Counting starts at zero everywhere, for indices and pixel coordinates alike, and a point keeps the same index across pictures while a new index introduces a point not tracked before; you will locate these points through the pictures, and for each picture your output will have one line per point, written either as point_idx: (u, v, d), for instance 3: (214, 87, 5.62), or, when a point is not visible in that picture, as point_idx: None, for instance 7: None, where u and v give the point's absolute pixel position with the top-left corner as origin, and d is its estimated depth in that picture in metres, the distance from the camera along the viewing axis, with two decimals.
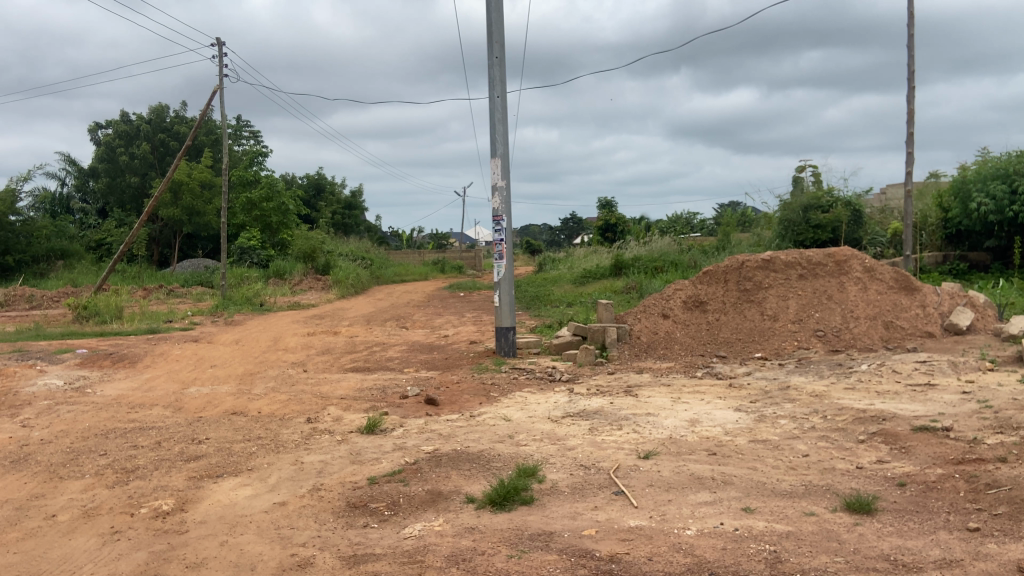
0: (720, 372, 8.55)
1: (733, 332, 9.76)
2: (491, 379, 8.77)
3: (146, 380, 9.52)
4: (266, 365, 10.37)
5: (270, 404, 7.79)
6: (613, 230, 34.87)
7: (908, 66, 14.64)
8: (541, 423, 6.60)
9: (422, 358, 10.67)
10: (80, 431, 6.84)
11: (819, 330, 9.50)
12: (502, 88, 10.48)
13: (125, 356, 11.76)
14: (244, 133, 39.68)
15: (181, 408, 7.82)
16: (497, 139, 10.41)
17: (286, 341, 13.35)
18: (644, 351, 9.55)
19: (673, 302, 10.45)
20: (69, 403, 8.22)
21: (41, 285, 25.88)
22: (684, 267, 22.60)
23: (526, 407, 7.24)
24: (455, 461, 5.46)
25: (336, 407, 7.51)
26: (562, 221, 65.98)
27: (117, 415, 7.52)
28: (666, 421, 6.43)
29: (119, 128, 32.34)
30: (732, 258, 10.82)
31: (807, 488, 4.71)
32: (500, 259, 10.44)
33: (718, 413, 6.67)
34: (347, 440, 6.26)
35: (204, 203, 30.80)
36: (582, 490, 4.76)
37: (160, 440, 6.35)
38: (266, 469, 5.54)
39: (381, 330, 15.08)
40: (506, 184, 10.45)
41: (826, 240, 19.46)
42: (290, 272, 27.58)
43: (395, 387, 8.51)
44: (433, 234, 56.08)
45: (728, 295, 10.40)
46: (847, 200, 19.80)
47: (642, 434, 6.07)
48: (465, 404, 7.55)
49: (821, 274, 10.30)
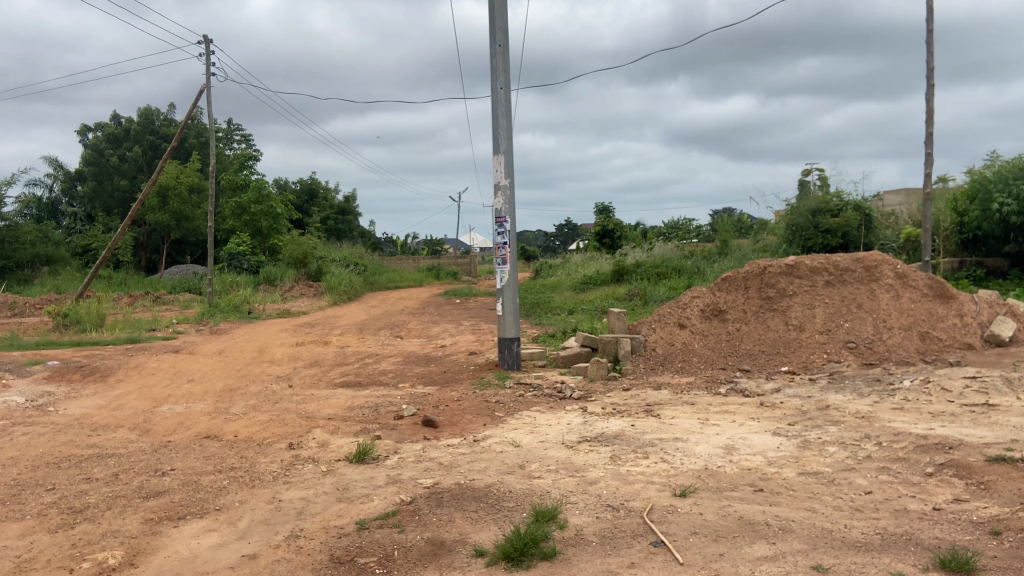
0: (746, 389, 7.76)
1: (756, 343, 9.00)
2: (493, 396, 7.95)
3: (117, 397, 8.69)
4: (248, 380, 9.54)
5: (250, 425, 6.98)
6: (611, 236, 33.98)
7: (927, 64, 13.93)
8: (555, 451, 5.80)
9: (419, 371, 9.86)
10: (32, 459, 6.00)
11: (850, 342, 8.72)
12: (505, 78, 9.70)
13: (97, 368, 10.92)
14: (235, 136, 38.92)
15: (150, 430, 7.00)
16: (500, 134, 9.65)
17: (273, 352, 12.51)
18: (660, 365, 8.77)
19: (690, 311, 9.70)
20: (26, 423, 7.38)
21: (25, 292, 25.03)
22: (688, 273, 21.84)
23: (536, 430, 6.43)
24: (458, 499, 4.66)
25: (323, 429, 6.69)
26: (557, 227, 65.58)
27: (77, 438, 6.68)
28: (699, 449, 5.63)
29: (107, 130, 31.42)
30: (753, 264, 10.10)
31: (884, 539, 3.94)
32: (502, 264, 9.65)
33: (756, 438, 5.88)
34: (333, 472, 5.44)
35: (193, 207, 30.01)
36: (615, 540, 3.96)
37: (118, 472, 5.53)
38: (236, 510, 4.71)
39: (375, 339, 14.25)
40: (510, 182, 9.68)
41: (835, 245, 18.76)
42: (281, 279, 26.75)
43: (389, 406, 7.69)
44: (428, 241, 55.34)
45: (749, 304, 9.64)
46: (856, 205, 19.08)
47: (674, 464, 5.28)
48: (467, 426, 6.74)
49: (849, 281, 9.54)
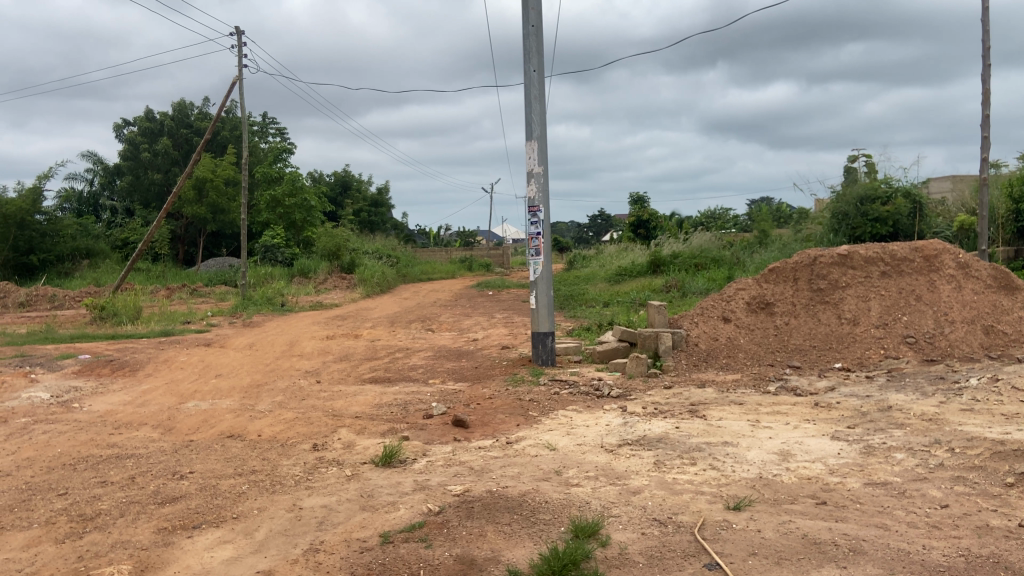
0: (797, 387, 7.29)
1: (806, 338, 8.50)
2: (527, 394, 7.56)
3: (143, 393, 8.48)
4: (276, 375, 9.28)
5: (274, 424, 6.69)
6: (646, 226, 32.85)
7: (984, 42, 13.17)
8: (593, 455, 5.40)
9: (450, 367, 9.52)
10: (48, 460, 5.77)
11: (908, 337, 8.18)
12: (539, 61, 9.29)
13: (127, 363, 10.76)
14: (270, 130, 38.98)
15: (173, 429, 6.76)
16: (533, 119, 9.24)
17: (303, 345, 12.29)
18: (704, 361, 8.31)
19: (735, 303, 9.20)
20: (49, 421, 7.18)
21: (66, 285, 25.30)
22: (727, 264, 21.22)
23: (573, 432, 6.04)
24: (491, 510, 4.30)
25: (349, 429, 6.38)
26: (590, 219, 65.07)
27: (97, 437, 6.46)
28: (752, 455, 5.20)
29: (143, 125, 31.56)
30: (802, 254, 9.58)
31: (969, 562, 3.49)
32: (536, 256, 9.23)
33: (813, 443, 5.45)
34: (358, 477, 5.11)
35: (228, 200, 30.13)
36: (664, 562, 3.57)
37: (135, 475, 5.25)
38: (254, 519, 4.41)
39: (406, 332, 13.97)
40: (543, 170, 9.27)
41: (884, 234, 18.02)
42: (315, 271, 26.65)
43: (419, 403, 7.35)
44: (461, 233, 55.02)
45: (799, 296, 9.13)
46: (905, 191, 18.32)
47: (725, 472, 4.86)
48: (500, 426, 6.38)
49: (907, 272, 8.97)
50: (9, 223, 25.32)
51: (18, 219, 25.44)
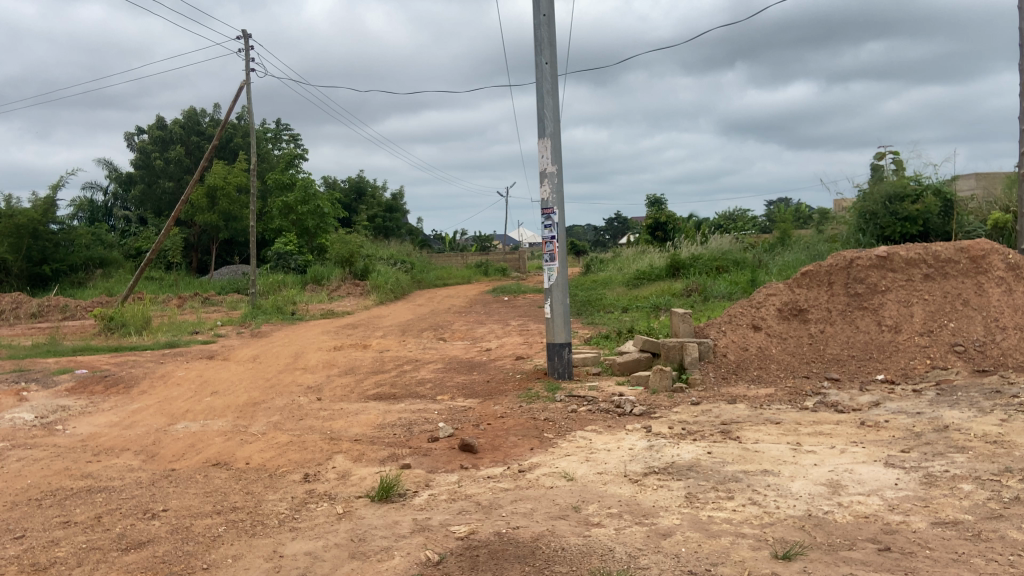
0: (838, 403, 6.63)
1: (844, 347, 7.85)
2: (542, 412, 6.95)
3: (132, 413, 7.95)
4: (275, 391, 8.74)
5: (264, 450, 6.12)
6: (663, 229, 32.12)
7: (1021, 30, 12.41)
8: (616, 486, 4.79)
9: (460, 381, 8.92)
10: (14, 494, 5.22)
11: (957, 345, 7.49)
12: (551, 52, 8.71)
13: (123, 378, 10.27)
14: (283, 135, 38.70)
15: (157, 455, 6.22)
16: (546, 114, 8.65)
17: (308, 358, 11.75)
18: (733, 373, 7.66)
19: (765, 310, 8.56)
20: (26, 446, 6.66)
21: (78, 295, 25.01)
22: (750, 266, 20.52)
23: (592, 458, 5.41)
24: (498, 559, 3.71)
25: (345, 456, 5.79)
26: (607, 221, 64.54)
27: (73, 466, 5.92)
28: (796, 486, 4.56)
29: (154, 133, 31.27)
30: (837, 256, 8.92)
31: None
32: (551, 261, 8.60)
33: (865, 471, 4.81)
34: (350, 515, 4.52)
35: (240, 207, 29.80)
36: None
37: (102, 514, 4.70)
38: (227, 570, 3.83)
39: (417, 342, 13.42)
40: (558, 169, 8.66)
41: (915, 233, 17.30)
42: (328, 278, 26.14)
43: (425, 424, 6.76)
44: (477, 238, 54.49)
45: (835, 302, 8.46)
46: (935, 189, 17.57)
47: (769, 509, 4.24)
48: (512, 451, 5.77)
49: (953, 274, 8.28)
50: (21, 234, 25.00)
51: (30, 229, 25.11)
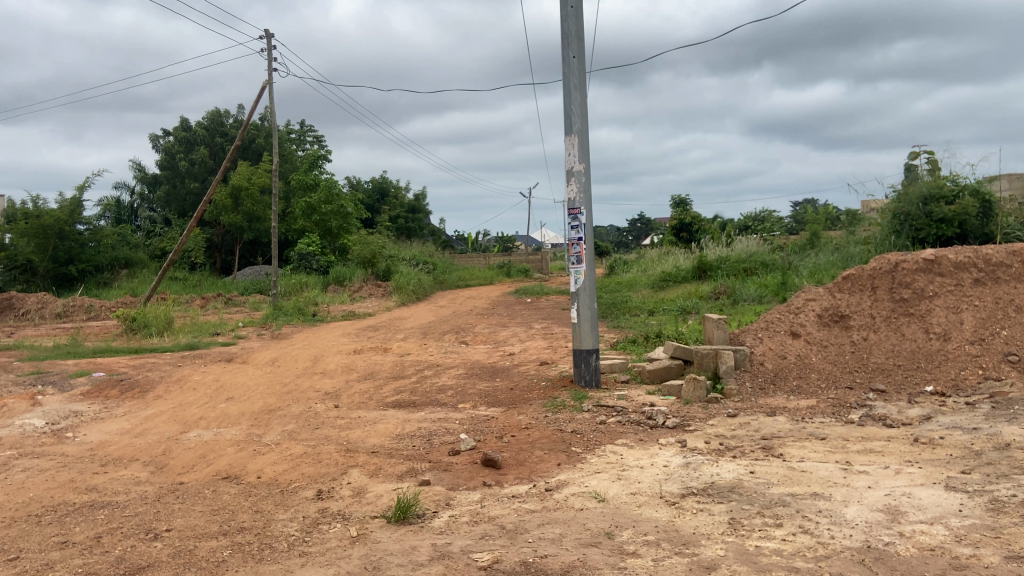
0: (886, 417, 6.20)
1: (889, 356, 7.41)
2: (569, 424, 6.58)
3: (145, 419, 7.71)
4: (292, 397, 8.46)
5: (277, 463, 5.81)
6: (688, 230, 31.61)
7: None
8: (652, 509, 4.43)
9: (482, 388, 8.58)
10: (14, 510, 4.95)
11: (1011, 354, 7.01)
12: (578, 46, 8.35)
13: (138, 382, 10.02)
14: (307, 137, 38.65)
15: (166, 466, 5.95)
16: (573, 110, 8.29)
17: (328, 362, 11.46)
18: (771, 383, 7.25)
19: (804, 316, 8.13)
20: (33, 455, 6.43)
21: (103, 295, 25.03)
22: (779, 268, 19.99)
23: (624, 477, 5.04)
24: None
25: (361, 470, 5.47)
26: (630, 222, 64.05)
27: (78, 478, 5.65)
28: (851, 513, 4.16)
29: (178, 134, 31.28)
30: (880, 259, 8.47)
31: None
32: (578, 264, 8.24)
33: (925, 496, 4.39)
34: (364, 539, 4.19)
35: (264, 208, 29.71)
36: None
37: (102, 533, 4.42)
38: None
39: (438, 346, 13.08)
40: (585, 167, 8.30)
41: (951, 236, 16.71)
42: (350, 279, 25.92)
43: (445, 436, 6.42)
44: (498, 239, 54.18)
45: (878, 307, 8.01)
46: (974, 189, 16.91)
47: (823, 539, 3.84)
48: (537, 467, 5.42)
49: (1005, 279, 7.84)
50: (47, 234, 25.05)
51: (56, 229, 25.17)
